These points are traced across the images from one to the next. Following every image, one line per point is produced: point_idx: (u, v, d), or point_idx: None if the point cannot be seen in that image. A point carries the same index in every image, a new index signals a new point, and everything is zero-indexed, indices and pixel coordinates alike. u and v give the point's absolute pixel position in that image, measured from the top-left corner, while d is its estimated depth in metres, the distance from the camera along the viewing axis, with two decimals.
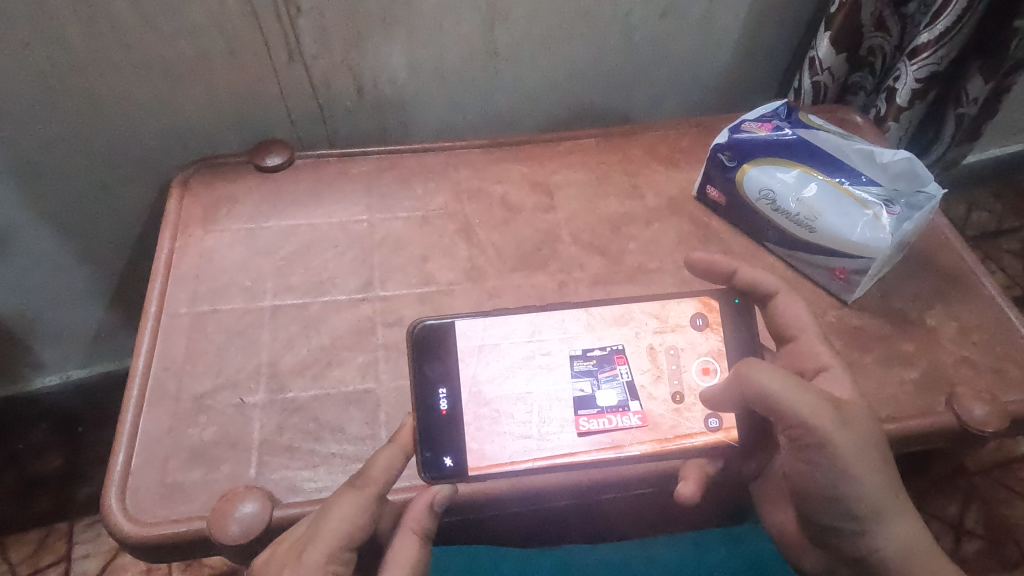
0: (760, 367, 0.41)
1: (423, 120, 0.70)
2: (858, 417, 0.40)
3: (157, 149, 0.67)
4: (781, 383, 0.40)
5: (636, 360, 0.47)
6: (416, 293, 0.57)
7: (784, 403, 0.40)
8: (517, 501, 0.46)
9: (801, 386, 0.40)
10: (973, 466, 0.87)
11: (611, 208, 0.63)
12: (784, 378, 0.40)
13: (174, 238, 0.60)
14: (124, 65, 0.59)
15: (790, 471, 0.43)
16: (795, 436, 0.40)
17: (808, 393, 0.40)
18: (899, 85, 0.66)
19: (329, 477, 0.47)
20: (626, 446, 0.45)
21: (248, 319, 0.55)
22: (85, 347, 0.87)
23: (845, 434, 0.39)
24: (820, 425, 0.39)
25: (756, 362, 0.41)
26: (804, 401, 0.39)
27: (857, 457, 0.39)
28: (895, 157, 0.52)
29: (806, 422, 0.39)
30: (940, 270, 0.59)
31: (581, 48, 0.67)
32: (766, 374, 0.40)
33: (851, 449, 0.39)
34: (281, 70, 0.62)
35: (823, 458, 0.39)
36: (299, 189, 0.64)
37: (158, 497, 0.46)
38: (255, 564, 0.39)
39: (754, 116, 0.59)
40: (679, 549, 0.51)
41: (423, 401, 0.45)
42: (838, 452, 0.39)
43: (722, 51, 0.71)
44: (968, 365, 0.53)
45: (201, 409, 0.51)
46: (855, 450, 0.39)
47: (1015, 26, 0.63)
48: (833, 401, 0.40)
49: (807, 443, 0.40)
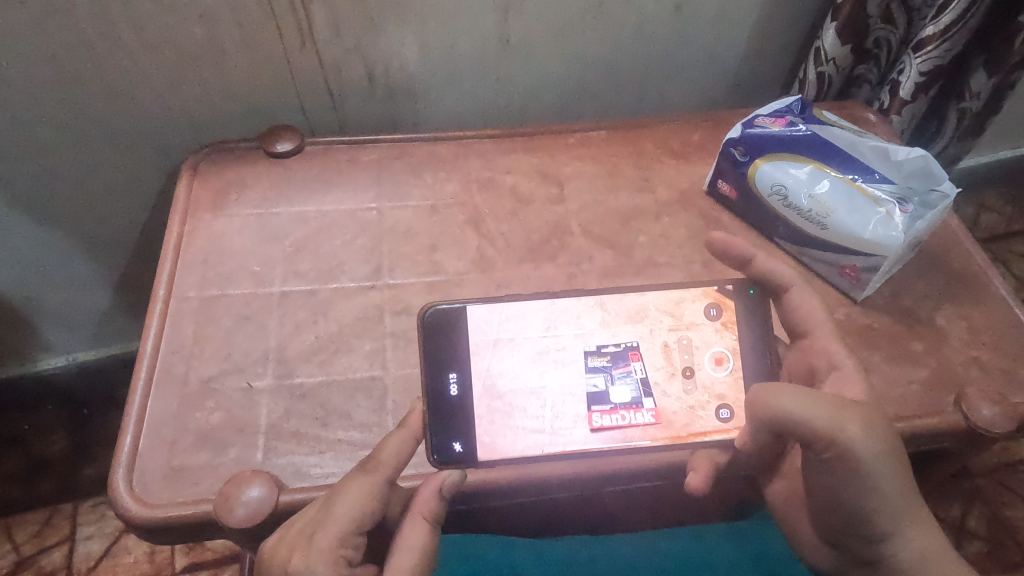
0: (774, 387, 0.40)
1: (432, 108, 0.70)
2: (878, 423, 0.39)
3: (168, 132, 0.66)
4: (799, 401, 0.39)
5: (650, 357, 0.46)
6: (425, 282, 0.57)
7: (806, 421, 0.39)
8: (523, 490, 0.46)
9: (819, 401, 0.39)
10: (976, 468, 0.87)
11: (622, 201, 0.63)
12: (799, 395, 0.39)
13: (183, 222, 0.60)
14: (137, 48, 0.58)
15: (808, 478, 0.42)
16: (818, 450, 0.40)
17: (828, 406, 0.39)
18: (903, 78, 0.66)
19: (335, 463, 0.47)
20: (637, 442, 0.45)
21: (257, 304, 0.55)
22: (91, 329, 0.87)
23: (872, 444, 0.38)
24: (841, 439, 0.38)
25: (767, 383, 0.41)
26: (827, 416, 0.39)
27: (883, 465, 0.39)
28: (909, 155, 0.51)
29: (828, 437, 0.39)
30: (950, 269, 0.59)
31: (594, 40, 0.66)
32: (781, 393, 0.40)
33: (878, 459, 0.39)
34: (294, 56, 0.62)
35: (850, 471, 0.39)
36: (309, 175, 0.64)
37: (165, 479, 0.47)
38: (264, 547, 0.40)
39: (767, 111, 0.58)
40: (687, 542, 0.51)
41: (432, 388, 0.45)
42: (863, 462, 0.38)
43: (736, 45, 0.70)
44: (978, 365, 0.53)
45: (208, 392, 0.51)
46: (878, 458, 0.38)
47: (1019, 21, 0.62)
48: (854, 408, 0.39)
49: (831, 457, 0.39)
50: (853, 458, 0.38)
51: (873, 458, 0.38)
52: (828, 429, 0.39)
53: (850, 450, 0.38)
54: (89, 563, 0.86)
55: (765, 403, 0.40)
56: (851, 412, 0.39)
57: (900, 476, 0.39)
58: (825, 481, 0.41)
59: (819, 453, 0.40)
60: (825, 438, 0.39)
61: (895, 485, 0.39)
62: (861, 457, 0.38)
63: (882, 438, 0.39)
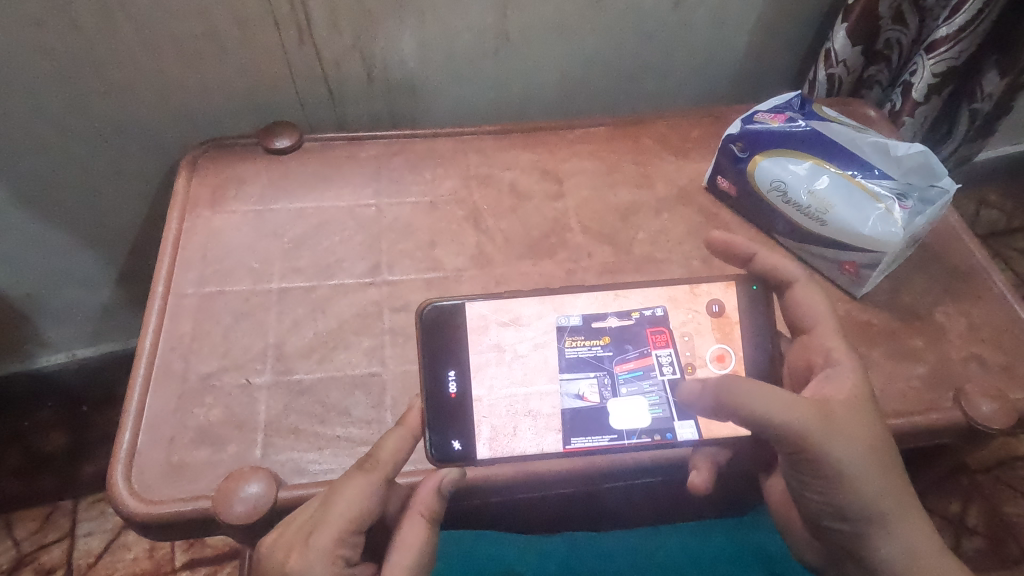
0: (744, 388, 0.39)
1: (432, 104, 0.69)
2: (844, 420, 0.40)
3: (165, 129, 0.66)
4: (768, 402, 0.39)
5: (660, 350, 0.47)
6: (423, 278, 0.57)
7: (770, 421, 0.39)
8: (521, 487, 0.46)
9: (785, 400, 0.39)
10: (976, 464, 0.87)
11: (621, 197, 0.63)
12: (767, 396, 0.39)
13: (182, 218, 0.60)
14: (134, 44, 0.58)
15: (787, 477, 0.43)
16: (788, 450, 0.40)
17: (792, 406, 0.39)
18: (915, 80, 0.65)
19: (334, 460, 0.47)
20: (630, 440, 0.44)
21: (255, 300, 0.55)
22: (90, 326, 0.87)
23: (840, 444, 0.39)
24: (809, 439, 0.39)
25: (732, 379, 0.40)
26: (793, 416, 0.39)
27: (856, 464, 0.39)
28: (909, 150, 0.52)
29: (793, 436, 0.39)
30: (950, 266, 0.58)
31: (592, 36, 0.66)
32: (751, 394, 0.39)
33: (849, 459, 0.39)
34: (293, 53, 0.62)
35: (823, 470, 0.39)
36: (307, 171, 0.64)
37: (164, 475, 0.47)
38: (263, 545, 0.39)
39: (767, 107, 0.58)
40: (686, 539, 0.51)
41: (433, 385, 0.45)
42: (830, 459, 0.39)
43: (736, 41, 0.70)
44: (977, 362, 0.53)
45: (207, 389, 0.51)
46: (846, 455, 0.39)
47: None
48: (821, 409, 0.40)
49: (801, 458, 0.40)
50: (818, 455, 0.39)
51: (841, 456, 0.39)
52: (794, 428, 0.39)
53: (815, 449, 0.39)
54: (89, 559, 0.86)
55: (733, 403, 0.39)
56: (817, 414, 0.39)
57: (874, 472, 0.39)
58: (800, 480, 0.41)
59: (789, 453, 0.40)
60: (791, 437, 0.39)
61: (869, 481, 0.39)
62: (827, 453, 0.39)
63: (852, 438, 0.39)
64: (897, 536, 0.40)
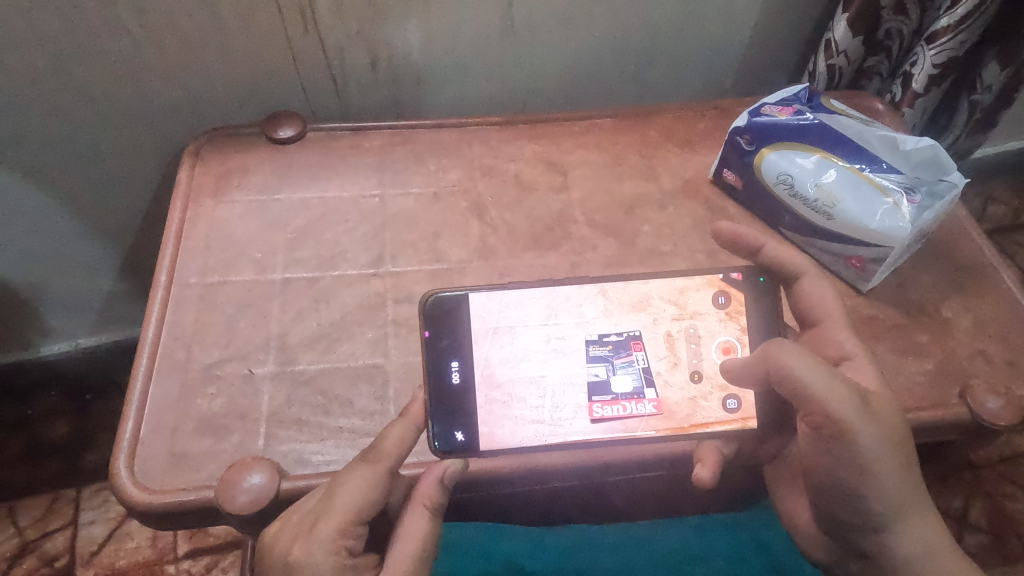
0: (795, 350, 0.40)
1: (435, 95, 0.69)
2: (878, 409, 0.40)
3: (169, 116, 0.66)
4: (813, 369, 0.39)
5: (653, 347, 0.46)
6: (427, 269, 0.57)
7: (808, 388, 0.39)
8: (526, 479, 0.46)
9: (830, 374, 0.39)
10: (980, 461, 0.86)
11: (626, 190, 0.63)
12: (815, 364, 0.40)
13: (185, 208, 0.60)
14: (137, 30, 0.58)
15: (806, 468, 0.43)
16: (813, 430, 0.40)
17: (836, 380, 0.39)
18: (916, 70, 0.65)
19: (336, 451, 0.47)
20: (640, 433, 0.45)
21: (258, 290, 0.55)
22: (93, 316, 0.87)
23: (869, 433, 0.39)
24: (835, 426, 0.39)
25: (791, 343, 0.40)
26: (830, 393, 0.39)
27: (880, 455, 0.39)
28: (918, 144, 0.51)
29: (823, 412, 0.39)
30: (958, 260, 0.58)
31: (597, 25, 0.65)
32: (801, 356, 0.40)
33: (874, 447, 0.39)
34: (296, 41, 0.61)
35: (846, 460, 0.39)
36: (310, 161, 0.63)
37: (166, 465, 0.47)
38: (267, 535, 0.39)
39: (775, 99, 0.57)
40: (693, 535, 0.51)
41: (435, 375, 0.45)
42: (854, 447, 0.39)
43: (744, 31, 0.69)
44: (983, 358, 0.53)
45: (210, 379, 0.51)
46: (870, 445, 0.39)
47: None
48: (856, 393, 0.40)
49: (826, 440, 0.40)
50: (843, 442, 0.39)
51: (866, 441, 0.39)
52: (828, 403, 0.39)
53: (843, 428, 0.39)
54: (92, 547, 0.86)
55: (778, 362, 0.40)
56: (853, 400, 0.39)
57: (892, 469, 0.39)
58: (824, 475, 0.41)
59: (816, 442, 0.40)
60: (823, 409, 0.39)
61: (886, 476, 0.39)
62: (855, 435, 0.39)
63: (883, 427, 0.39)
64: (910, 529, 0.40)
